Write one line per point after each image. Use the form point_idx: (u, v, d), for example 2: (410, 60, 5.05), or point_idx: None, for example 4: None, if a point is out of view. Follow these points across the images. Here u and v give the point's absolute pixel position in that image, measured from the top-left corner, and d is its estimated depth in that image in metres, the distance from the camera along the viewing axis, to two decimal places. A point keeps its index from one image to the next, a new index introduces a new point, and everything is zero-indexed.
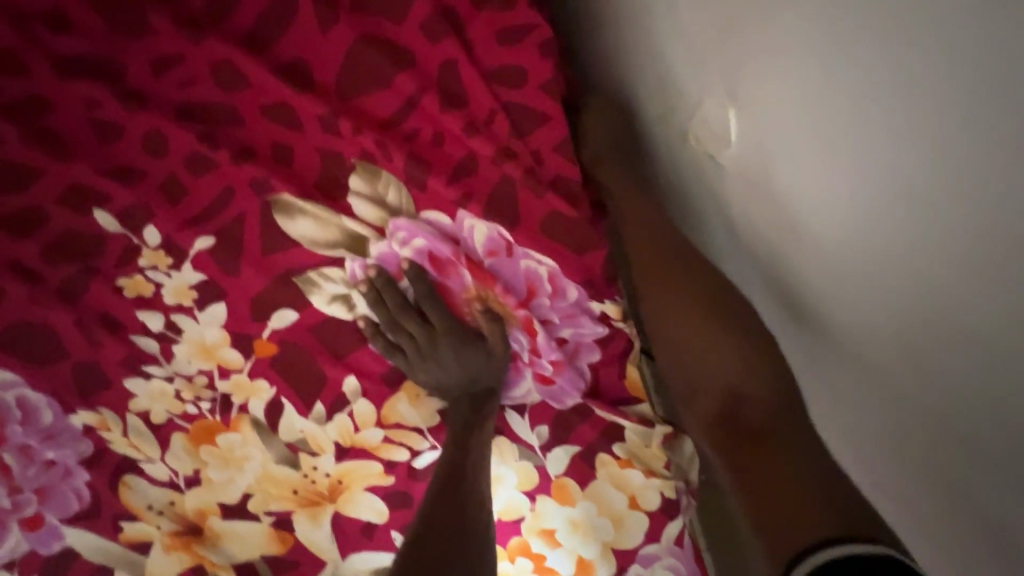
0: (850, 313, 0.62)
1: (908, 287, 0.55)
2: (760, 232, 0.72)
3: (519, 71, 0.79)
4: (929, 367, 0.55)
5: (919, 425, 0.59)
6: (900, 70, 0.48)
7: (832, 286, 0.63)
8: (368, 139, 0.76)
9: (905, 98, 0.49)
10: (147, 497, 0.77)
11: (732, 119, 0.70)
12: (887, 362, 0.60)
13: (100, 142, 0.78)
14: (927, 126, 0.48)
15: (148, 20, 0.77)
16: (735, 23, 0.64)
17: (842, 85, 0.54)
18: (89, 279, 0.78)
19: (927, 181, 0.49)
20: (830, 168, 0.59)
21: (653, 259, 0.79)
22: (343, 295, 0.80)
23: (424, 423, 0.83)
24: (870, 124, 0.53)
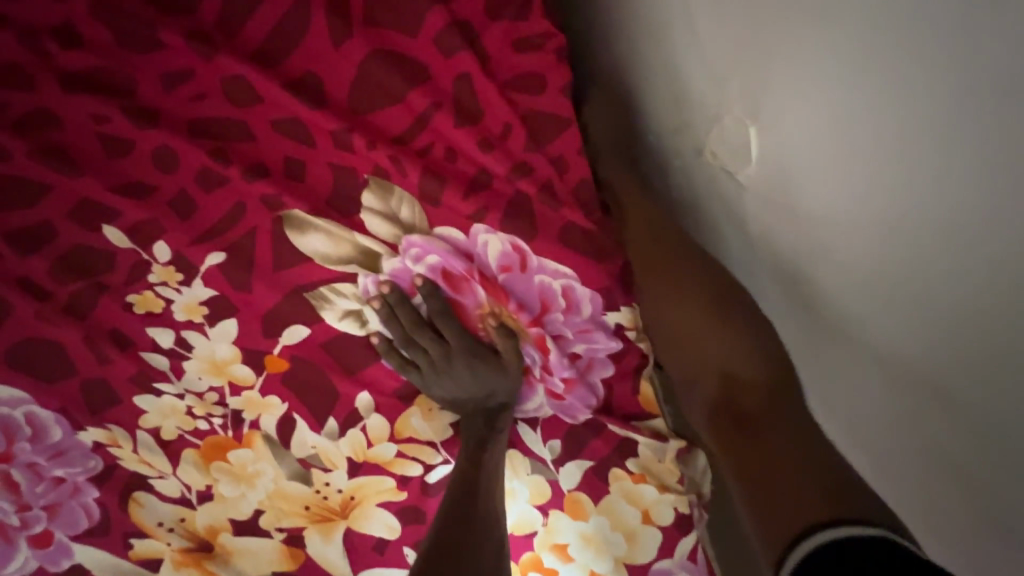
0: (874, 327, 0.65)
1: (942, 303, 0.58)
2: (775, 252, 0.74)
3: (533, 86, 0.79)
4: (957, 378, 0.58)
5: (941, 436, 0.62)
6: (943, 94, 0.52)
7: (855, 302, 0.66)
8: (382, 154, 0.75)
9: (947, 120, 0.52)
10: (157, 514, 0.77)
11: (753, 137, 0.70)
12: (909, 375, 0.63)
13: (109, 156, 0.77)
14: (966, 151, 0.52)
15: (159, 34, 0.76)
16: (766, 41, 0.65)
17: (880, 108, 0.57)
18: (98, 295, 0.77)
19: (967, 202, 0.53)
20: (858, 189, 0.62)
21: (668, 274, 0.80)
22: (355, 311, 0.80)
23: (436, 438, 0.83)
24: (906, 148, 0.56)
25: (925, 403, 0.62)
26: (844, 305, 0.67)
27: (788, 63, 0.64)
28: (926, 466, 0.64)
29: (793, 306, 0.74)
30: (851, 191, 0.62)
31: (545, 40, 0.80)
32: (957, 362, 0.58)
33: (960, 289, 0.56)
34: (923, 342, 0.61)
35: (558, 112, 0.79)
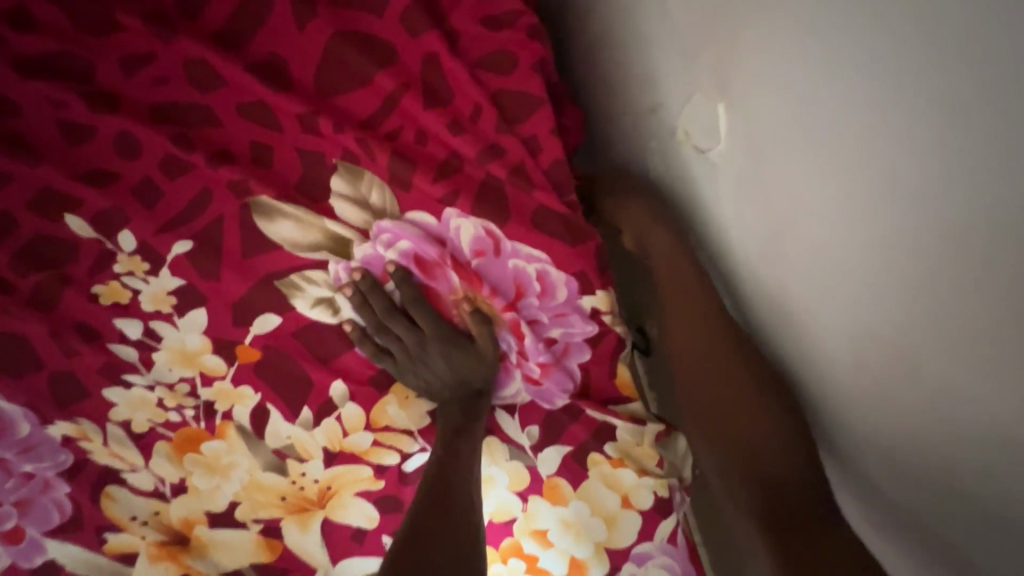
0: (840, 309, 0.64)
1: (904, 286, 0.56)
2: (749, 236, 0.73)
3: (503, 67, 0.78)
4: (922, 359, 0.56)
5: (909, 419, 0.60)
6: (896, 64, 0.50)
7: (824, 285, 0.65)
8: (350, 138, 0.74)
9: (896, 103, 0.51)
10: (130, 507, 0.75)
11: (721, 114, 0.69)
12: (874, 358, 0.62)
13: (70, 145, 0.75)
14: (923, 123, 0.49)
15: (117, 16, 0.74)
16: (731, 13, 0.64)
17: (841, 80, 0.55)
18: (63, 287, 0.76)
19: (924, 176, 0.50)
20: (822, 171, 0.60)
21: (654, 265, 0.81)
22: (327, 299, 0.78)
23: (413, 426, 0.82)
24: (864, 124, 0.54)
25: (892, 385, 0.60)
26: (813, 289, 0.66)
27: (753, 36, 0.62)
28: (895, 451, 0.63)
29: (766, 293, 0.73)
30: (814, 171, 0.61)
31: (513, 21, 0.79)
32: (921, 344, 0.56)
33: (920, 267, 0.53)
34: (888, 325, 0.59)
35: (529, 94, 0.78)
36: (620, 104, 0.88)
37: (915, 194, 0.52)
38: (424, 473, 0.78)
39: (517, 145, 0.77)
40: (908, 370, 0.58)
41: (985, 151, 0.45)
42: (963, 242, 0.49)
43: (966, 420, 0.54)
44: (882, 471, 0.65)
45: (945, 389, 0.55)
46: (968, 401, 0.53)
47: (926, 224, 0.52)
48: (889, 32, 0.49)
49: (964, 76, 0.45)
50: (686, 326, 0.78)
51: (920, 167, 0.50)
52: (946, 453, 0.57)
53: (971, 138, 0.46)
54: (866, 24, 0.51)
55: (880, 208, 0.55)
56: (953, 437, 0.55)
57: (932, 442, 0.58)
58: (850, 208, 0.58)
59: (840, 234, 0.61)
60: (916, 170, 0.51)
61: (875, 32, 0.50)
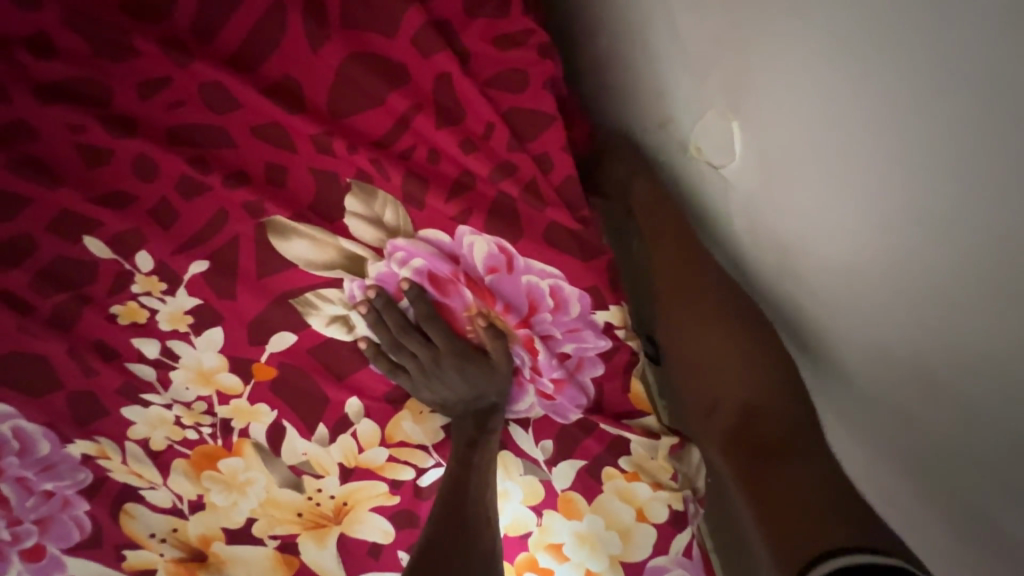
0: (855, 324, 0.64)
1: (917, 304, 0.57)
2: (762, 250, 0.73)
3: (514, 85, 0.78)
4: (940, 377, 0.57)
5: (928, 431, 0.61)
6: (914, 88, 0.50)
7: (840, 300, 0.65)
8: (363, 158, 0.75)
9: (918, 124, 0.50)
10: (149, 525, 0.76)
11: (734, 131, 0.69)
12: (892, 373, 0.63)
13: (88, 166, 0.76)
14: (941, 148, 0.49)
15: (132, 39, 0.74)
16: (743, 31, 0.63)
17: (858, 101, 0.55)
18: (82, 308, 0.77)
19: (941, 200, 0.51)
20: (838, 189, 0.60)
21: (669, 270, 0.80)
22: (342, 316, 0.79)
23: (428, 441, 0.83)
24: (881, 145, 0.54)
25: (910, 399, 0.62)
26: (828, 304, 0.67)
27: (767, 56, 0.62)
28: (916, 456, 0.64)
29: (783, 305, 0.74)
30: (830, 188, 0.61)
31: (524, 38, 0.79)
32: (938, 363, 0.57)
33: (935, 288, 0.54)
34: (903, 343, 0.60)
35: (540, 111, 0.78)
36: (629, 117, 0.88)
37: (934, 218, 0.52)
38: (439, 488, 0.78)
39: (529, 162, 0.77)
40: (924, 385, 0.59)
41: (1003, 178, 0.46)
42: (979, 266, 0.50)
43: (991, 435, 0.55)
44: (900, 475, 0.67)
45: (967, 405, 0.56)
46: (992, 417, 0.54)
47: (940, 247, 0.53)
48: (905, 56, 0.49)
49: (983, 104, 0.45)
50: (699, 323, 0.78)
51: (936, 193, 0.51)
52: (971, 463, 0.58)
53: (991, 165, 0.46)
54: (881, 47, 0.51)
55: (896, 230, 0.56)
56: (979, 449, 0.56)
57: (955, 453, 0.59)
58: (865, 226, 0.59)
59: (858, 252, 0.61)
60: (932, 194, 0.51)
61: (892, 55, 0.50)
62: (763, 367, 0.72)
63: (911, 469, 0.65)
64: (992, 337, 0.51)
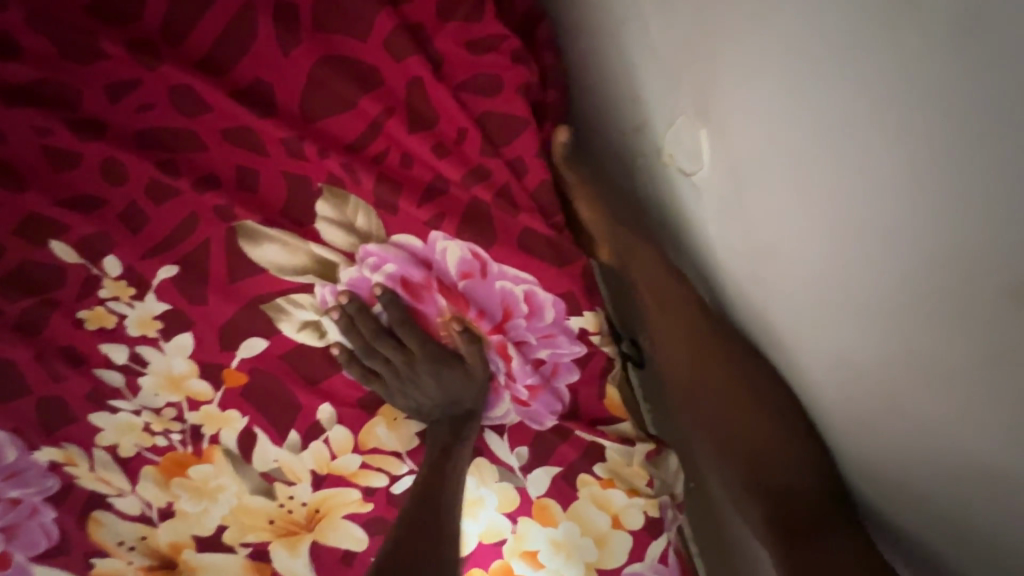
0: (823, 337, 0.63)
1: (880, 318, 0.55)
2: (733, 258, 0.73)
3: (488, 89, 0.78)
4: (903, 396, 0.55)
5: (897, 447, 0.58)
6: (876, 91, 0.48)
7: (806, 315, 0.64)
8: (334, 163, 0.74)
9: (875, 124, 0.49)
10: (118, 533, 0.75)
11: (703, 135, 0.69)
12: (860, 393, 0.61)
13: (56, 171, 0.75)
14: (903, 156, 0.48)
15: (99, 42, 0.73)
16: (708, 32, 0.63)
17: (823, 105, 0.53)
18: (49, 313, 0.76)
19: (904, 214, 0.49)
20: (801, 197, 0.59)
21: (649, 282, 0.81)
22: (314, 322, 0.78)
23: (402, 448, 0.81)
24: (841, 148, 0.53)
25: (878, 415, 0.59)
26: (798, 314, 0.66)
27: (734, 59, 0.61)
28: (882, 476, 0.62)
29: (754, 312, 0.73)
30: (794, 194, 0.60)
31: (498, 43, 0.79)
32: (908, 377, 0.54)
33: (904, 302, 0.52)
34: (874, 359, 0.57)
35: (512, 114, 0.77)
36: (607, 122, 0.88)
37: (902, 218, 0.50)
38: (410, 493, 0.77)
39: (502, 167, 0.77)
40: (889, 405, 0.57)
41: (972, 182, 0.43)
42: (938, 283, 0.48)
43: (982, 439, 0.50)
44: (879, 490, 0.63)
45: (935, 428, 0.54)
46: (955, 439, 0.52)
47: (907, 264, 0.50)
48: (862, 60, 0.48)
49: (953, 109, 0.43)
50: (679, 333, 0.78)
51: (896, 204, 0.49)
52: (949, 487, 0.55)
53: (960, 171, 0.44)
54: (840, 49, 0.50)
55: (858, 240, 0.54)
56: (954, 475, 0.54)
57: (921, 476, 0.57)
58: (828, 234, 0.58)
59: (824, 259, 0.59)
60: (898, 201, 0.49)
61: (854, 56, 0.49)
62: (738, 391, 0.73)
63: (891, 484, 0.61)
64: (961, 357, 0.49)
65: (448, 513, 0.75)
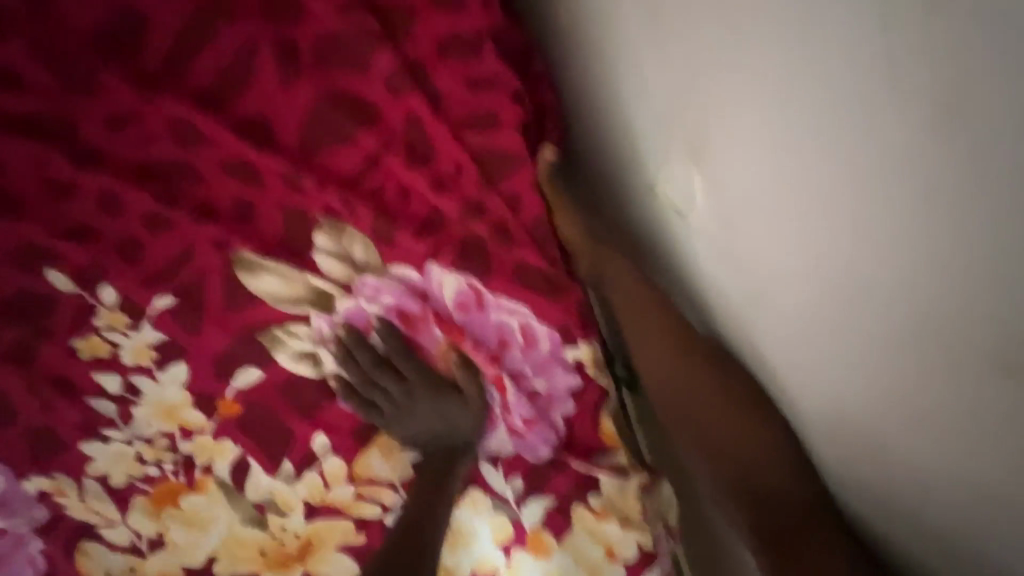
0: (811, 388, 0.62)
1: (872, 373, 0.54)
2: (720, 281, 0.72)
3: (486, 126, 0.81)
4: (894, 449, 0.55)
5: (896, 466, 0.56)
6: (864, 145, 0.47)
7: (795, 364, 0.63)
8: (333, 196, 0.75)
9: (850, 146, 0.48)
10: (106, 563, 0.75)
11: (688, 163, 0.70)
12: (849, 446, 0.60)
13: (52, 200, 0.75)
14: (879, 184, 0.47)
15: (101, 76, 0.74)
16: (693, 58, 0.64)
17: (810, 162, 0.53)
18: (42, 342, 0.75)
19: (896, 270, 0.48)
20: (781, 223, 0.58)
21: (635, 303, 0.81)
22: (309, 352, 0.78)
23: (396, 479, 0.80)
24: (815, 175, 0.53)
25: (868, 466, 0.59)
26: (781, 340, 0.65)
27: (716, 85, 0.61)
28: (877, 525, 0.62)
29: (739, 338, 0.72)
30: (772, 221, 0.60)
31: (496, 81, 0.82)
32: (899, 393, 0.52)
33: (896, 357, 0.51)
34: (866, 412, 0.57)
35: (510, 150, 0.81)
36: (603, 147, 0.88)
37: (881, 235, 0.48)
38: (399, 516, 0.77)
39: (500, 203, 0.79)
40: (878, 458, 0.57)
41: (965, 239, 0.42)
42: (930, 317, 0.47)
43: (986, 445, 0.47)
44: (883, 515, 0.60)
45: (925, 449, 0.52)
46: (945, 498, 0.52)
47: (900, 318, 0.49)
48: (850, 117, 0.48)
49: (943, 169, 0.42)
50: (672, 371, 0.77)
51: (882, 261, 0.49)
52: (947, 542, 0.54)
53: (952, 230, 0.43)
54: (822, 104, 0.50)
55: (846, 293, 0.54)
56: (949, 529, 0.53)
57: (918, 528, 0.56)
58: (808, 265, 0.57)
59: (803, 287, 0.58)
60: (887, 255, 0.48)
61: (834, 103, 0.48)
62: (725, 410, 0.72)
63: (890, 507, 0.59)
64: (954, 416, 0.48)
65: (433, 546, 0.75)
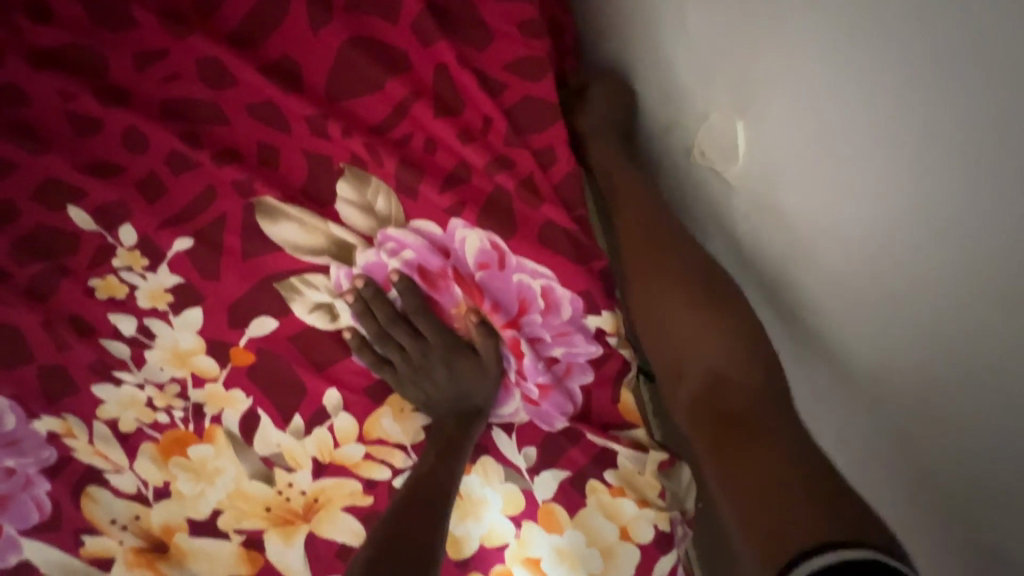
0: (862, 327, 0.60)
1: (932, 302, 0.53)
2: (755, 228, 0.69)
3: (515, 76, 0.77)
4: (946, 385, 0.53)
5: (929, 389, 0.54)
6: (919, 83, 0.49)
7: (844, 304, 0.61)
8: (358, 143, 0.74)
9: (896, 79, 0.51)
10: (111, 510, 0.73)
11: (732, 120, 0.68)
12: (898, 400, 0.58)
13: (78, 135, 0.75)
14: (928, 108, 0.49)
15: (133, 12, 0.75)
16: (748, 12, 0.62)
17: (865, 98, 0.54)
18: (59, 279, 0.75)
19: (950, 191, 0.49)
20: (831, 160, 0.58)
21: (652, 250, 0.75)
22: (326, 304, 0.76)
23: (407, 440, 0.78)
24: (868, 109, 0.54)
25: (917, 414, 0.56)
26: (820, 279, 0.63)
27: (772, 35, 0.60)
28: (917, 479, 0.58)
29: (774, 286, 0.69)
30: (814, 160, 0.60)
31: (534, 27, 0.78)
32: (942, 314, 0.52)
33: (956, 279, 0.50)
34: (910, 351, 0.56)
35: (542, 102, 0.76)
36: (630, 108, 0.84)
37: (931, 155, 0.50)
38: (416, 466, 0.75)
39: (527, 157, 0.75)
40: (929, 406, 0.55)
41: (1003, 183, 0.45)
42: (979, 223, 0.47)
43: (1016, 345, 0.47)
44: (918, 453, 0.57)
45: (956, 366, 0.52)
46: (988, 435, 0.51)
47: (956, 243, 0.50)
48: (904, 55, 0.50)
49: (989, 113, 0.45)
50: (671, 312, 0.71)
51: (951, 196, 0.49)
52: (976, 489, 0.53)
53: (990, 154, 0.46)
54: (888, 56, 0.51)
55: (912, 227, 0.53)
56: (983, 456, 0.52)
57: (938, 476, 0.56)
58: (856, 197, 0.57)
59: (850, 219, 0.58)
60: (943, 184, 0.49)
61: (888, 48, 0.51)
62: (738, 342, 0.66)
63: (926, 438, 0.56)
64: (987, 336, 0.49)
65: (444, 502, 0.72)
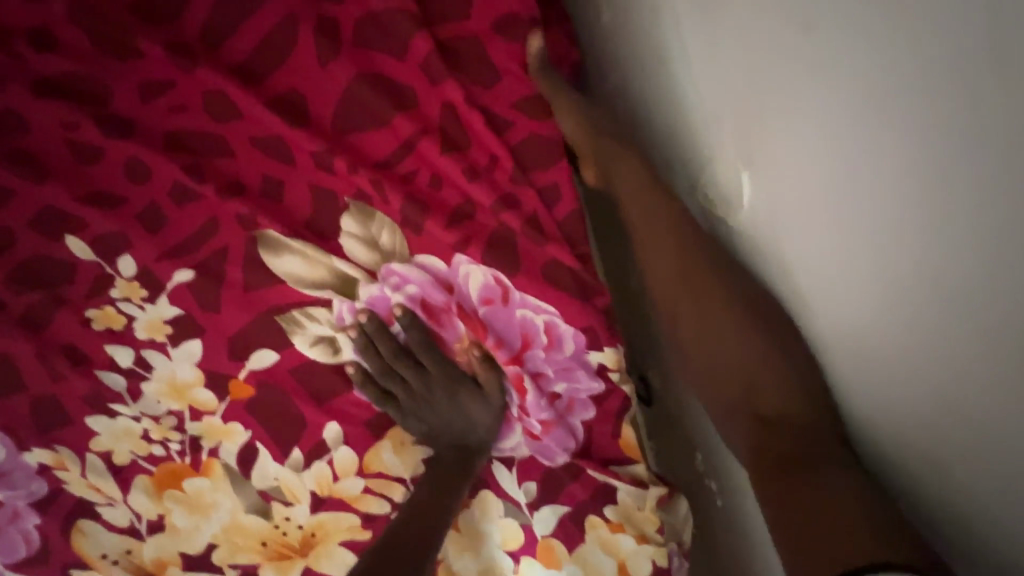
0: (865, 365, 0.54)
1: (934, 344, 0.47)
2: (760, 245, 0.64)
3: (521, 115, 0.77)
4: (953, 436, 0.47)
5: (934, 438, 0.49)
6: (907, 106, 0.44)
7: (848, 338, 0.55)
8: (364, 179, 0.74)
9: (883, 100, 0.46)
10: (102, 545, 0.72)
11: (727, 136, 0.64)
12: (904, 447, 0.52)
13: (78, 163, 0.74)
14: (920, 128, 0.44)
15: (138, 42, 0.74)
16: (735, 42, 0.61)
17: (856, 116, 0.49)
18: (55, 309, 0.73)
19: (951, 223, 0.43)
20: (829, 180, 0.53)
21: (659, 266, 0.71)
22: (328, 337, 0.76)
23: (406, 474, 0.77)
24: (859, 130, 0.49)
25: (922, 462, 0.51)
26: (825, 307, 0.57)
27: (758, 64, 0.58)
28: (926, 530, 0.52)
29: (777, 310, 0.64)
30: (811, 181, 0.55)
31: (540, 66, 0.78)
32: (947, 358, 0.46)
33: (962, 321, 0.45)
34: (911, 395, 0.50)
35: (547, 141, 0.77)
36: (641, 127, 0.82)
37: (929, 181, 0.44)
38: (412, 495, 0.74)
39: (532, 195, 0.76)
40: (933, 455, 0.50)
41: (1004, 219, 0.40)
42: (981, 260, 0.42)
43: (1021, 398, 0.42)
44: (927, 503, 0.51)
45: (963, 418, 0.46)
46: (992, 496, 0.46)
47: (959, 280, 0.44)
48: (887, 78, 0.45)
49: (987, 139, 0.40)
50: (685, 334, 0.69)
51: (955, 229, 0.43)
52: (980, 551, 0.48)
53: (991, 186, 0.40)
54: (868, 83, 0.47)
55: (913, 259, 0.47)
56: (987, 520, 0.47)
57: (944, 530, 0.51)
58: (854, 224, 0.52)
59: (851, 245, 0.53)
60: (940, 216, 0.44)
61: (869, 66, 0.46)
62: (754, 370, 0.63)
63: (934, 489, 0.50)
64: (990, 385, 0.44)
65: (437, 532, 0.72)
